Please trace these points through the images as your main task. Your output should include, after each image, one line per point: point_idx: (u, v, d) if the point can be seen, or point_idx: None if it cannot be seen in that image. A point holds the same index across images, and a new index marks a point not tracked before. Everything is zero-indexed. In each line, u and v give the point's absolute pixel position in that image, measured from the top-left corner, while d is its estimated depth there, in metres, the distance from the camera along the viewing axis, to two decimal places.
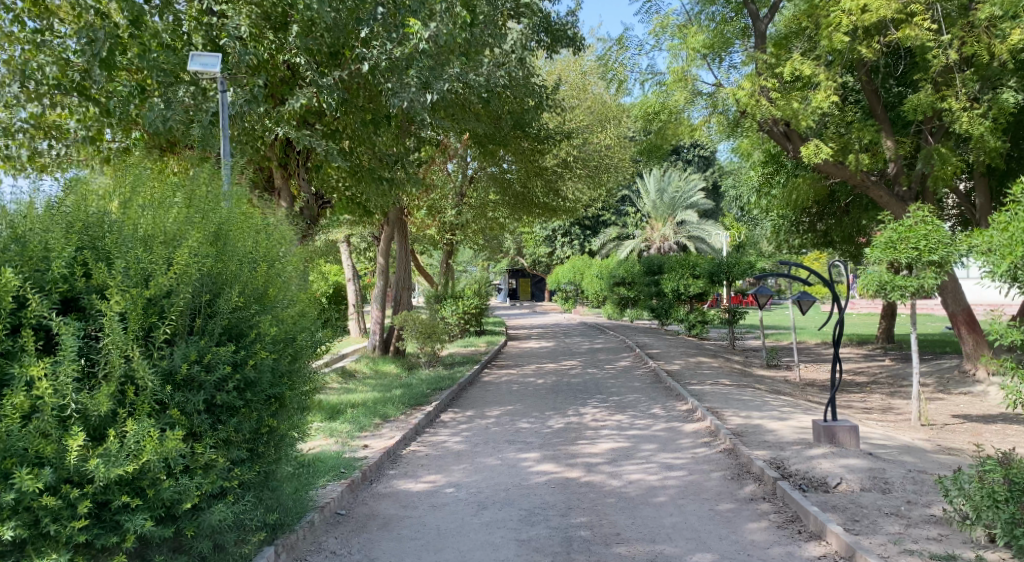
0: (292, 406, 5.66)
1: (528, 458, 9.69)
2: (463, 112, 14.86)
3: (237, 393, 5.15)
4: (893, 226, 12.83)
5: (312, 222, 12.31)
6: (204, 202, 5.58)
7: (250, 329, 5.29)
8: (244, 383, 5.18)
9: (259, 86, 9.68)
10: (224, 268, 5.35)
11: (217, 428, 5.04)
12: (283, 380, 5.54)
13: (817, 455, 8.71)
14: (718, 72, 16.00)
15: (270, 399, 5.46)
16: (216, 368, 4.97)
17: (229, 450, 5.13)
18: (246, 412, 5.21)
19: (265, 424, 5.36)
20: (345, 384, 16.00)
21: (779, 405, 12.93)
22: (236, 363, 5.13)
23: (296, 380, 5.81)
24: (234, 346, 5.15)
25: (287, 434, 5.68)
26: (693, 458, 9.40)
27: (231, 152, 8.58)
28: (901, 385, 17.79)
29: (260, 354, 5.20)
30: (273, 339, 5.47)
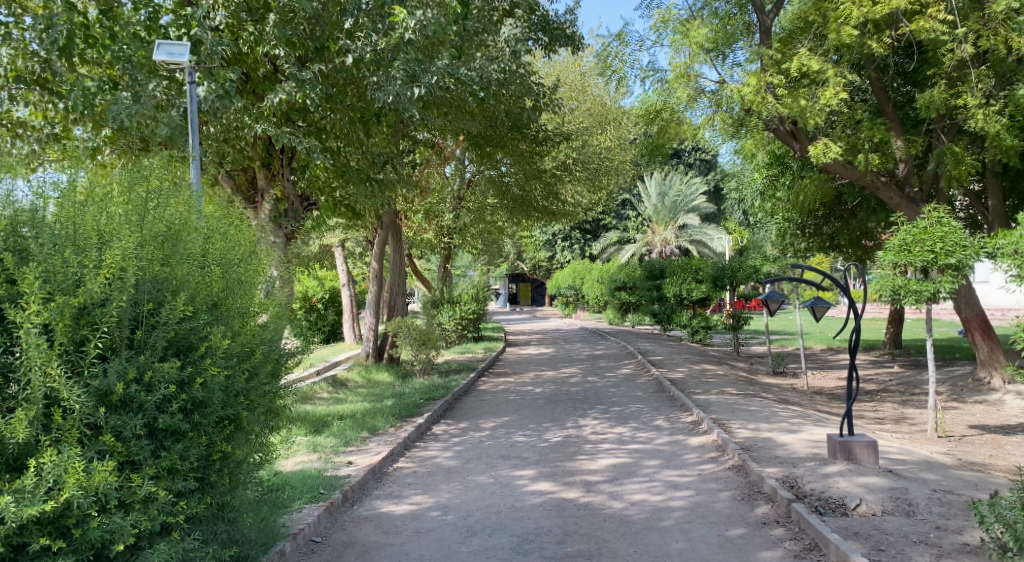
0: (252, 426, 5.11)
1: (523, 476, 9.07)
2: (459, 111, 14.28)
3: (184, 416, 4.59)
4: (907, 227, 12.21)
5: (298, 226, 11.67)
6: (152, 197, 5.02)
7: (200, 342, 4.73)
8: (192, 404, 4.63)
9: (233, 80, 9.00)
10: (172, 272, 4.79)
11: (160, 456, 4.49)
12: (240, 400, 4.95)
13: (832, 473, 8.10)
14: (722, 69, 15.38)
15: (224, 421, 4.88)
16: (157, 387, 4.44)
17: (174, 481, 4.56)
18: (194, 436, 4.65)
19: (217, 450, 4.79)
20: (335, 394, 15.38)
21: (788, 416, 12.33)
22: (183, 382, 4.59)
23: (256, 399, 5.22)
24: (180, 361, 4.60)
25: (244, 460, 5.10)
26: (699, 476, 8.79)
27: (200, 149, 7.90)
28: (913, 394, 17.18)
29: (210, 371, 4.64)
30: (229, 353, 4.88)
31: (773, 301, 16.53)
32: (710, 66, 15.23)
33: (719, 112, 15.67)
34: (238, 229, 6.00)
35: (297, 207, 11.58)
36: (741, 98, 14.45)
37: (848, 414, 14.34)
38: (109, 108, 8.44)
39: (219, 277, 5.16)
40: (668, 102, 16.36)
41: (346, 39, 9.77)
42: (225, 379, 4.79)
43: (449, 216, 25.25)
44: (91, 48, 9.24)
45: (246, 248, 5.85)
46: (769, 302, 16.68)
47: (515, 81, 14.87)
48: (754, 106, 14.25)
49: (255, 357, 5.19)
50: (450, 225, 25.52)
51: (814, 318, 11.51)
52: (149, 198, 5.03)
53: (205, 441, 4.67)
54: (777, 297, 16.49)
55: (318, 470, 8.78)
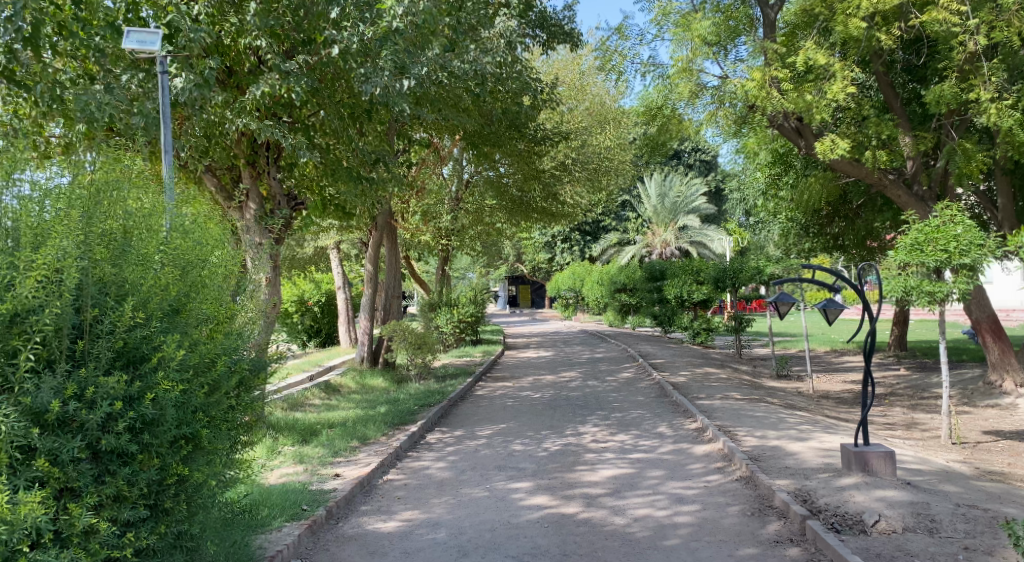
0: (210, 447, 5.00)
1: (519, 489, 8.59)
2: (454, 108, 13.84)
3: (131, 436, 4.49)
4: (918, 226, 11.74)
5: (286, 226, 11.20)
6: (107, 196, 4.89)
7: (152, 353, 4.63)
8: (142, 423, 4.52)
9: (212, 69, 8.46)
10: (120, 276, 4.70)
11: (103, 482, 4.39)
12: (196, 417, 4.83)
13: (847, 486, 7.61)
14: (725, 65, 14.91)
15: (179, 442, 4.76)
16: (99, 404, 4.32)
17: (120, 509, 4.46)
18: (143, 457, 4.54)
19: (172, 473, 4.68)
20: (327, 400, 14.89)
21: (796, 423, 11.86)
22: (132, 398, 4.49)
23: (217, 415, 5.11)
24: (128, 376, 4.49)
25: (204, 483, 4.97)
26: (705, 488, 8.31)
27: (172, 145, 7.42)
28: (923, 398, 16.70)
29: (161, 386, 4.53)
30: (183, 365, 4.77)
31: (784, 303, 16.03)
32: (712, 61, 14.77)
33: (722, 108, 15.04)
34: (201, 231, 5.87)
35: (284, 205, 11.10)
36: (745, 93, 14.02)
37: (857, 419, 13.87)
38: (77, 99, 7.95)
39: (176, 285, 5.03)
40: (669, 99, 15.92)
41: (331, 30, 9.36)
42: (179, 394, 4.67)
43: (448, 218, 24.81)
44: (62, 40, 8.69)
45: (209, 252, 5.73)
46: (779, 304, 16.18)
47: (512, 76, 14.40)
48: (758, 101, 13.81)
49: (214, 369, 5.07)
50: (448, 227, 25.04)
51: (827, 320, 11.05)
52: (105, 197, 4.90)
53: (156, 464, 4.56)
54: (788, 298, 15.98)
55: (303, 485, 8.36)
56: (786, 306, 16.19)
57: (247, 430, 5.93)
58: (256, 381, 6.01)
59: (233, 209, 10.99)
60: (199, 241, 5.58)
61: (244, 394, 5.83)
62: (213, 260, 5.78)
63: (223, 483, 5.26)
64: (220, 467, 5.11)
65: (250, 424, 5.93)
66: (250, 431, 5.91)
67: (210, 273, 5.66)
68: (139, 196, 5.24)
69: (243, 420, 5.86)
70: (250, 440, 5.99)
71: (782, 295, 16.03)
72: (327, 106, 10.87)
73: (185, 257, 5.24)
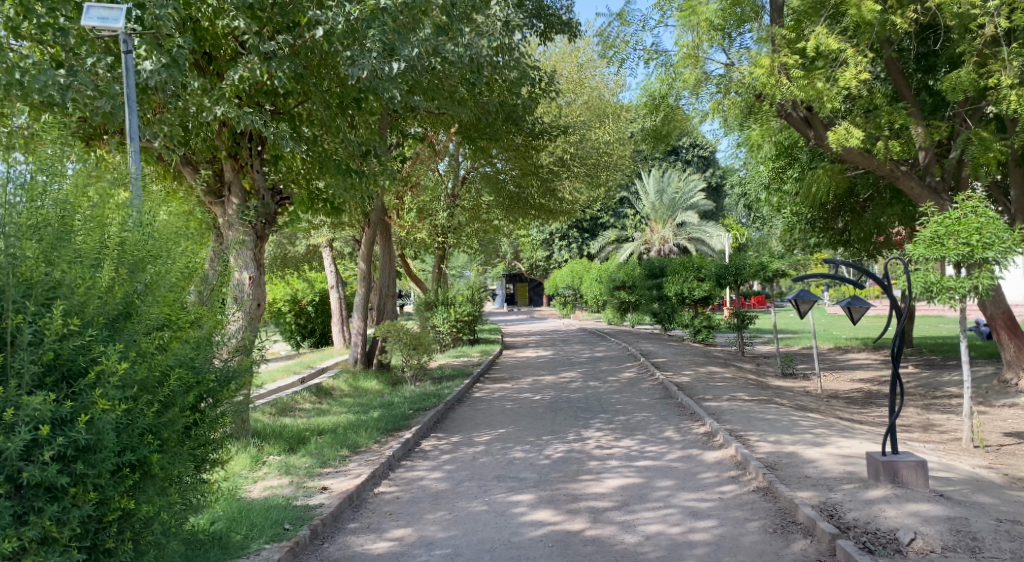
0: (160, 473, 4.83)
1: (520, 502, 7.99)
2: (448, 98, 13.21)
3: (63, 466, 4.30)
4: (937, 218, 11.14)
5: (269, 223, 10.54)
6: (54, 206, 4.65)
7: (90, 366, 4.42)
8: (76, 450, 4.33)
9: (181, 46, 7.85)
10: (53, 275, 4.45)
11: (27, 523, 4.20)
12: (138, 443, 4.64)
13: (875, 499, 7.03)
14: (729, 54, 14.34)
15: (121, 470, 4.60)
16: (20, 430, 4.10)
17: (48, 551, 4.29)
18: (77, 491, 4.36)
19: (113, 507, 4.53)
20: (317, 404, 14.29)
21: (810, 427, 11.25)
22: (64, 420, 4.29)
23: (170, 437, 4.93)
24: (57, 395, 4.27)
25: (152, 518, 4.82)
26: (720, 501, 7.71)
27: (137, 129, 6.79)
28: (936, 397, 16.11)
29: (97, 407, 4.31)
30: (125, 381, 4.55)
31: (804, 301, 15.34)
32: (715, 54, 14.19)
33: (728, 98, 14.47)
34: (179, 233, 5.60)
35: (268, 201, 10.44)
36: (753, 81, 13.37)
37: (871, 421, 13.27)
38: (36, 77, 7.44)
39: (129, 297, 4.79)
40: (672, 88, 15.21)
41: (316, 11, 8.84)
42: (119, 413, 4.47)
43: (444, 216, 24.21)
44: (25, 22, 8.04)
45: (182, 258, 5.47)
46: (800, 301, 15.52)
47: (508, 63, 13.79)
48: (767, 89, 13.14)
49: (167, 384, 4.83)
50: (444, 224, 24.40)
51: (852, 320, 10.53)
52: (51, 205, 4.65)
53: (93, 497, 4.40)
54: (809, 296, 15.36)
55: (286, 500, 7.77)
56: (807, 304, 15.52)
57: (219, 447, 5.74)
58: (225, 394, 5.79)
59: (214, 204, 10.45)
60: (158, 235, 5.30)
61: (210, 406, 5.63)
62: (185, 267, 5.53)
63: (178, 514, 5.09)
64: (173, 494, 4.96)
65: (222, 440, 5.75)
66: (221, 447, 5.72)
67: (179, 281, 5.41)
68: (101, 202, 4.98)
69: (213, 435, 5.68)
70: (221, 458, 5.80)
71: (802, 293, 15.39)
72: (313, 94, 10.28)
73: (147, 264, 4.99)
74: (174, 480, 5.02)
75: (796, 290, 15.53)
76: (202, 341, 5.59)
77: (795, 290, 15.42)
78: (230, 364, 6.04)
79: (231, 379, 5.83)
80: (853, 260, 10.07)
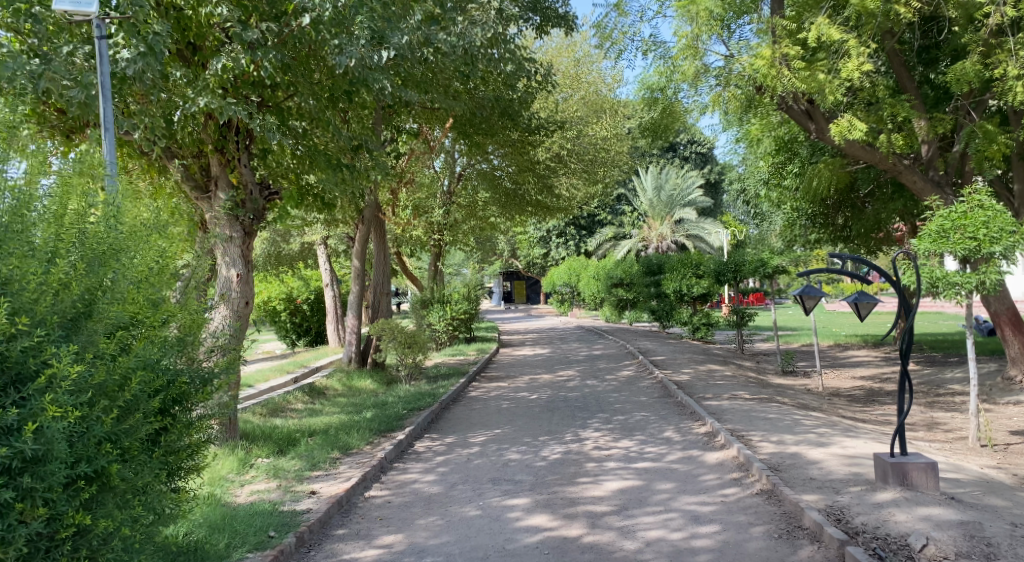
0: (121, 484, 4.67)
1: (516, 506, 7.71)
2: (440, 91, 12.92)
3: (9, 479, 4.14)
4: (943, 212, 10.85)
5: (257, 219, 10.24)
6: (7, 201, 4.61)
7: (39, 371, 4.26)
8: (24, 461, 4.16)
9: (158, 31, 7.56)
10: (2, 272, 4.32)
11: None
12: (94, 453, 4.48)
13: (884, 503, 6.76)
14: (729, 46, 14.06)
15: (74, 482, 4.43)
16: None
17: None
18: (25, 506, 4.19)
19: (66, 520, 4.36)
20: (310, 404, 14.01)
21: (814, 426, 10.98)
22: (11, 429, 4.13)
23: (131, 446, 4.74)
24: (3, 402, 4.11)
25: (113, 530, 4.63)
26: (722, 505, 7.45)
27: (112, 116, 6.56)
28: (939, 395, 15.85)
29: (46, 414, 4.13)
30: (77, 387, 4.37)
31: (810, 298, 15.07)
32: (716, 47, 13.89)
33: (727, 90, 14.18)
34: (157, 227, 5.47)
35: (256, 196, 10.19)
36: (753, 73, 13.07)
37: (874, 420, 13.00)
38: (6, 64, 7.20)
39: (89, 296, 4.64)
40: (671, 81, 14.86)
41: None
42: (71, 421, 4.30)
43: (440, 213, 23.93)
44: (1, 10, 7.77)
45: (156, 253, 5.34)
46: (806, 299, 15.25)
47: (502, 56, 13.51)
48: (768, 81, 12.85)
49: (128, 390, 4.63)
50: (440, 222, 24.12)
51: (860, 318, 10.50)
52: (3, 204, 4.60)
53: (43, 513, 4.22)
54: (814, 293, 15.10)
55: (272, 506, 7.49)
56: (813, 302, 15.23)
57: (196, 453, 5.55)
58: (201, 397, 5.59)
59: (199, 199, 10.12)
60: (132, 228, 5.14)
61: (183, 412, 5.45)
62: (162, 263, 5.40)
63: (143, 525, 4.90)
64: (137, 506, 4.80)
65: (199, 446, 5.57)
66: (198, 454, 5.54)
67: (154, 277, 5.28)
68: (71, 197, 4.86)
69: (190, 442, 5.49)
70: (198, 465, 5.62)
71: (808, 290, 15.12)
72: (299, 85, 9.97)
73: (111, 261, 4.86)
74: (137, 490, 4.83)
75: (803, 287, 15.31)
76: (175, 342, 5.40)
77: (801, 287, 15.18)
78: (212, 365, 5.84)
79: (208, 382, 5.62)
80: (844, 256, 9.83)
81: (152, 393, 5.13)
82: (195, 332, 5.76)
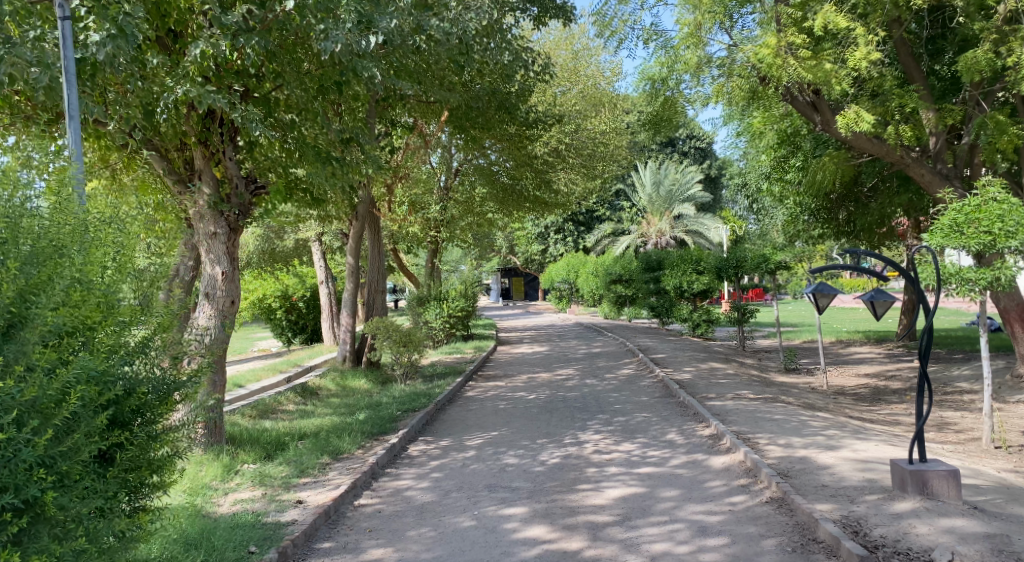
0: (58, 514, 4.35)
1: (513, 516, 7.33)
2: (432, 78, 12.62)
3: None
4: (956, 205, 10.46)
5: (243, 214, 9.82)
6: None
7: None
8: None
9: (127, 11, 7.22)
10: None
11: None
12: (23, 479, 4.16)
13: (904, 513, 6.38)
14: (732, 34, 13.64)
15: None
16: None
17: None
18: None
19: None
20: (301, 405, 13.63)
21: (822, 428, 10.59)
22: None
23: (71, 470, 4.41)
24: None
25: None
26: (730, 515, 7.08)
27: (77, 102, 6.42)
28: (947, 394, 15.47)
29: None
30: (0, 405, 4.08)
31: (823, 295, 14.65)
32: (718, 37, 13.48)
33: (731, 80, 13.78)
34: (114, 222, 5.11)
35: (242, 190, 9.80)
36: (758, 63, 12.64)
37: (883, 420, 12.61)
38: None
39: (22, 298, 4.36)
40: (673, 72, 14.39)
41: None
42: None
43: (436, 209, 23.51)
44: None
45: (108, 252, 4.96)
46: (818, 296, 14.84)
47: (498, 46, 13.09)
48: (773, 71, 12.41)
49: (65, 406, 4.28)
50: (436, 218, 23.81)
51: (876, 316, 10.20)
52: None
53: None
54: (827, 290, 14.70)
55: (254, 518, 7.12)
56: (826, 300, 14.84)
57: (164, 467, 5.19)
58: (164, 409, 5.20)
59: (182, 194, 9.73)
60: (79, 226, 4.81)
61: (146, 423, 5.09)
62: (118, 261, 5.03)
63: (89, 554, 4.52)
64: (81, 535, 4.47)
65: (167, 459, 5.20)
66: (165, 468, 5.17)
67: (108, 277, 4.93)
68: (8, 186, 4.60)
69: (155, 456, 5.13)
70: (166, 480, 5.27)
71: (823, 287, 14.67)
72: (285, 73, 9.52)
73: (49, 260, 4.58)
74: (82, 516, 4.50)
75: (817, 283, 14.85)
76: (132, 350, 5.04)
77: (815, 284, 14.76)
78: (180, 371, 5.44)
79: (173, 391, 5.23)
80: (865, 251, 9.20)
81: (102, 407, 4.78)
82: (164, 334, 5.40)
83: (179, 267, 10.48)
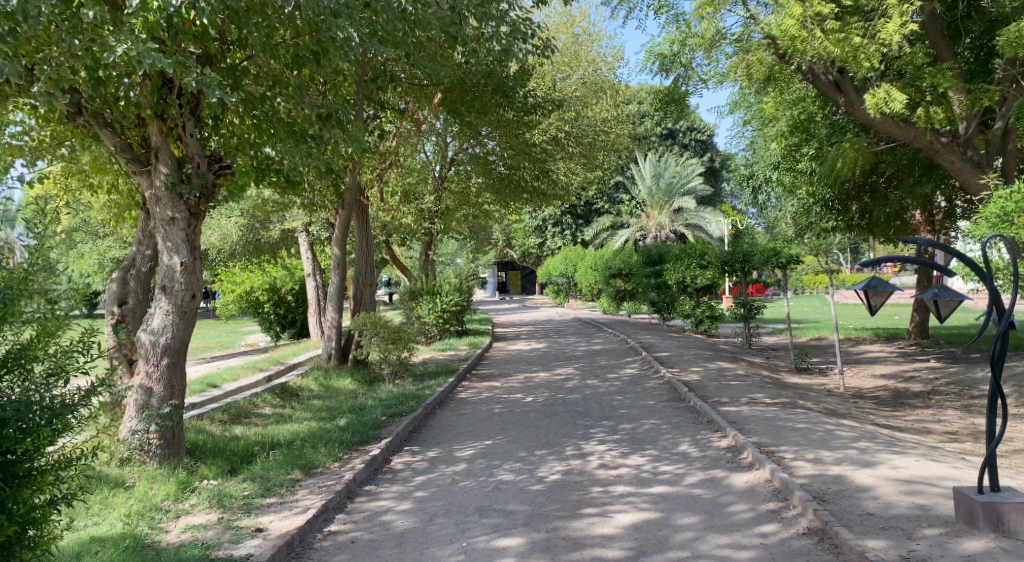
0: None
1: (509, 549, 6.33)
2: (417, 51, 11.55)
3: None
4: (1004, 192, 9.36)
5: (205, 196, 8.71)
6: None
7: None
8: None
9: None
10: None
11: None
12: None
13: (978, 555, 5.57)
14: (746, 9, 12.58)
15: None
16: None
17: None
18: None
19: None
20: (278, 409, 12.51)
21: (853, 439, 9.55)
22: None
23: None
24: None
25: None
26: (764, 551, 6.07)
27: None
28: (974, 397, 14.46)
29: None
30: None
31: (876, 293, 13.43)
32: (735, 10, 12.40)
33: (744, 58, 12.74)
34: None
35: (204, 168, 8.68)
36: (777, 36, 11.58)
37: (912, 428, 11.58)
38: None
39: None
40: (684, 49, 13.30)
41: None
42: None
43: (430, 200, 22.50)
44: None
45: None
46: (872, 295, 13.55)
47: (491, 18, 11.99)
48: (796, 44, 11.32)
49: None
50: (432, 209, 22.78)
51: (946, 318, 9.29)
52: None
53: None
54: (883, 287, 13.42)
55: (202, 552, 6.06)
56: (879, 298, 13.49)
57: (40, 520, 5.04)
58: (38, 445, 5.01)
59: (138, 173, 8.71)
60: None
61: (14, 468, 4.98)
62: None
63: None
64: None
65: (43, 510, 5.06)
66: (41, 521, 5.03)
67: None
68: None
69: (27, 509, 4.99)
70: (51, 532, 5.15)
71: (872, 284, 13.42)
72: (251, 36, 8.43)
73: None
74: None
75: (867, 281, 13.57)
76: None
77: (867, 280, 13.39)
78: (60, 394, 5.22)
79: (52, 424, 5.06)
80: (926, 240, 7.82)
81: None
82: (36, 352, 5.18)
83: (134, 257, 9.37)
